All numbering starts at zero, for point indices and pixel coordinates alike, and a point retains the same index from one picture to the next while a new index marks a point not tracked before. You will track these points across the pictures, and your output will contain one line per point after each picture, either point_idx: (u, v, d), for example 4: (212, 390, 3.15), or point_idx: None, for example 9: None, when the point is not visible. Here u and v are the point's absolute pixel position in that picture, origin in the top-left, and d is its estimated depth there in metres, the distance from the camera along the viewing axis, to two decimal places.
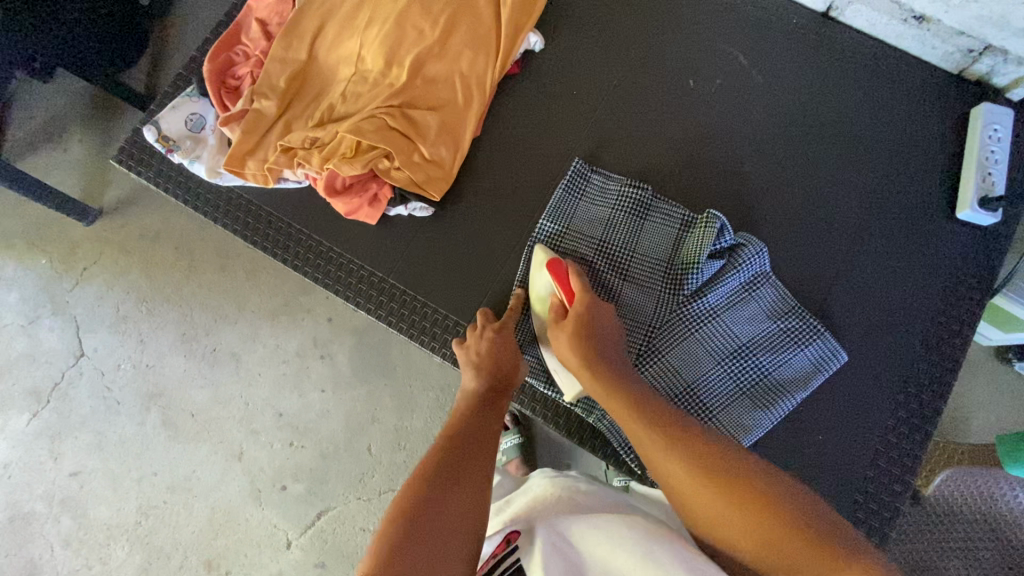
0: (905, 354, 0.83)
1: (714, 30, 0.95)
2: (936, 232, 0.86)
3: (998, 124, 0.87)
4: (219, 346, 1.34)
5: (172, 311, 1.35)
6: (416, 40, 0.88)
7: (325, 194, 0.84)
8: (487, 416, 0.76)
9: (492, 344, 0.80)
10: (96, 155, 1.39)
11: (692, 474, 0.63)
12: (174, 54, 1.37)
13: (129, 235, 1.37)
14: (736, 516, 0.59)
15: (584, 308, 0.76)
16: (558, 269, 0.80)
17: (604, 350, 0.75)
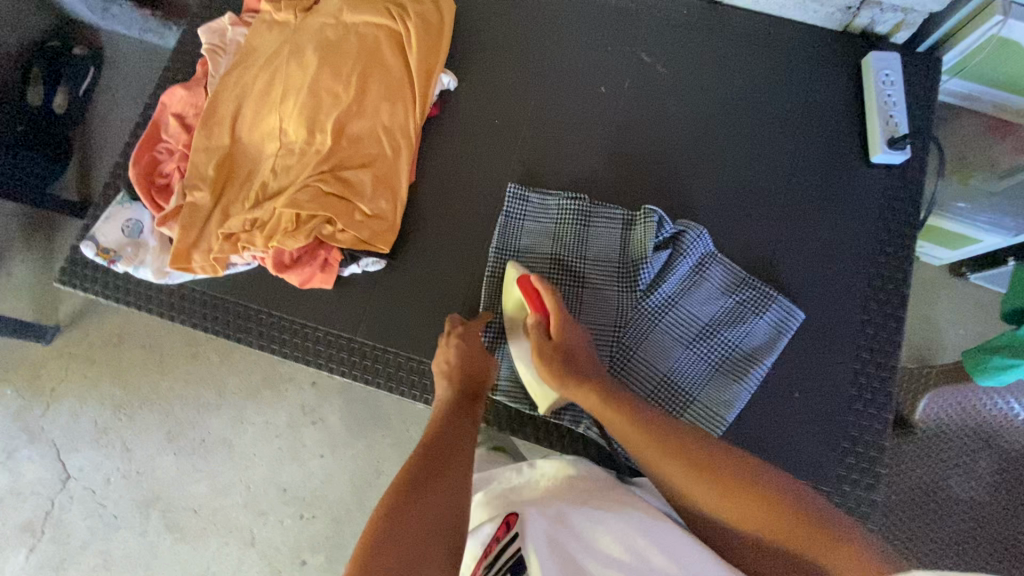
0: (856, 298, 0.87)
1: (613, 34, 0.99)
2: (857, 179, 0.92)
3: (888, 70, 0.93)
4: (206, 435, 1.32)
5: (152, 411, 1.33)
6: (333, 104, 0.90)
7: (276, 271, 0.85)
8: (465, 422, 0.76)
9: (460, 348, 0.80)
10: (43, 273, 1.37)
11: (691, 487, 0.67)
12: (100, 156, 1.36)
13: (92, 346, 1.35)
14: (736, 505, 0.64)
15: (565, 335, 0.79)
16: (529, 286, 0.82)
17: (592, 370, 0.77)
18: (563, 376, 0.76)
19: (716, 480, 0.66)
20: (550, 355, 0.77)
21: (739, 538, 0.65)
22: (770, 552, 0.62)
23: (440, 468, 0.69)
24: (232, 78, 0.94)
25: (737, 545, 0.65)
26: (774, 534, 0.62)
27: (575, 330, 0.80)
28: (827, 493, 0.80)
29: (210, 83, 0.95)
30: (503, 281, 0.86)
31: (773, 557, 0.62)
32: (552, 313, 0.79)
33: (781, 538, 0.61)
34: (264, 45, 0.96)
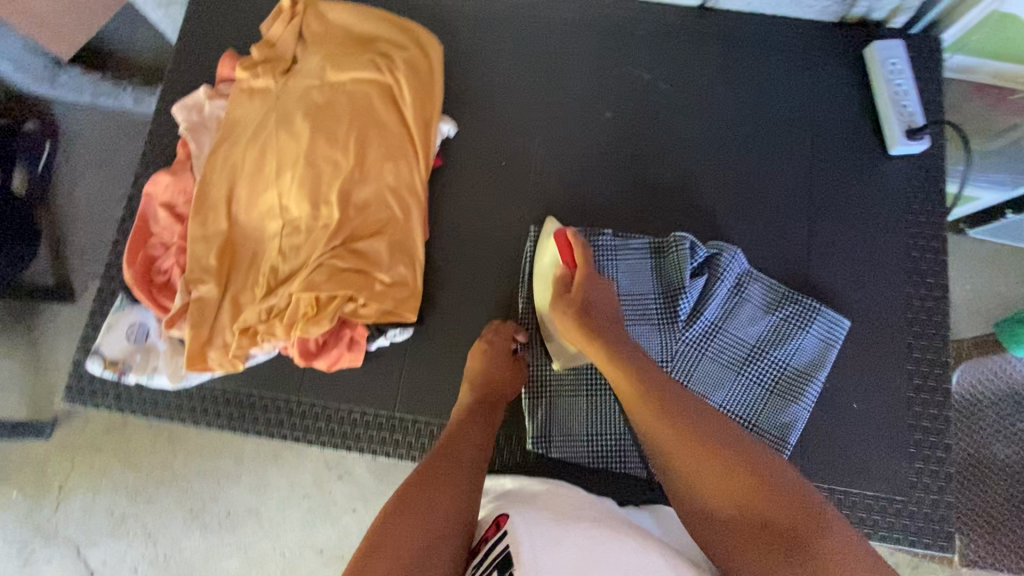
0: (897, 297, 0.86)
1: (608, 55, 0.96)
2: (879, 174, 0.90)
3: (895, 58, 0.91)
4: (232, 506, 1.24)
5: (171, 491, 1.24)
6: (333, 172, 0.85)
7: (303, 360, 0.80)
8: (485, 428, 0.73)
9: (481, 359, 0.80)
10: (31, 366, 1.28)
11: (688, 447, 0.59)
12: (72, 233, 1.26)
13: (96, 433, 1.26)
14: (729, 483, 0.56)
15: (584, 291, 0.77)
16: (564, 240, 0.82)
17: (603, 329, 0.73)
18: (574, 323, 0.74)
19: (731, 467, 0.56)
20: (565, 304, 0.75)
21: (723, 544, 0.55)
22: (755, 550, 0.52)
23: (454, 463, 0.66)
24: (219, 156, 0.88)
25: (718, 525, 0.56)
26: (761, 540, 0.53)
27: (597, 286, 0.78)
28: (900, 502, 0.79)
29: (197, 165, 0.89)
30: (537, 248, 0.87)
31: (758, 553, 0.52)
32: (580, 265, 0.78)
33: (775, 533, 0.52)
34: (249, 116, 0.90)
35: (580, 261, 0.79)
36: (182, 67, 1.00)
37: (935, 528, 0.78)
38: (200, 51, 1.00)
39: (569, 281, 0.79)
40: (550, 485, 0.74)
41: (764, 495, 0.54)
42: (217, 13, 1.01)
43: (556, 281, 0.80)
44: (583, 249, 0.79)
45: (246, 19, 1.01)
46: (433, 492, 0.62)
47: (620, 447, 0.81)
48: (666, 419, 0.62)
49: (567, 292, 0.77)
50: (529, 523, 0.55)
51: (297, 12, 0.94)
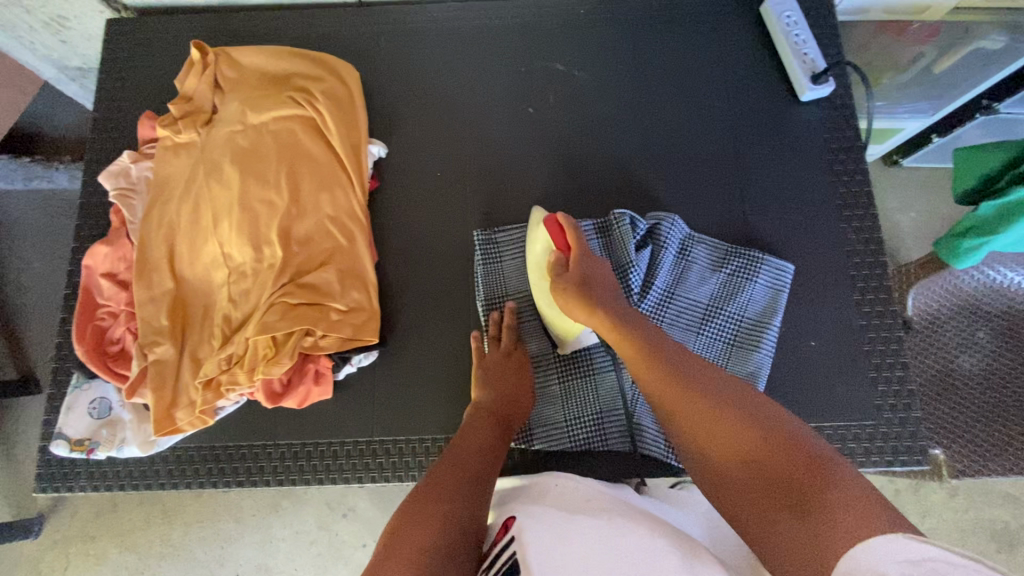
0: (833, 234, 0.89)
1: (521, 52, 0.98)
2: (795, 121, 0.94)
3: (788, 10, 0.95)
4: (240, 567, 1.21)
5: (174, 564, 1.21)
6: (270, 212, 0.86)
7: (271, 403, 0.80)
8: (496, 440, 0.74)
9: (493, 370, 0.81)
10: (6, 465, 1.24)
11: (698, 417, 0.61)
12: (27, 322, 1.24)
13: (88, 520, 1.22)
14: (736, 439, 0.57)
15: (582, 266, 0.78)
16: (555, 223, 0.82)
17: (602, 299, 0.76)
18: (577, 304, 0.75)
19: (743, 426, 0.57)
20: (563, 283, 0.77)
21: (741, 493, 0.54)
22: (760, 494, 0.52)
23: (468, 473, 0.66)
24: (154, 216, 0.88)
25: (731, 476, 0.55)
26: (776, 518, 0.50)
27: (593, 263, 0.80)
28: (872, 426, 0.82)
29: (133, 229, 0.88)
30: (526, 235, 0.87)
31: (763, 500, 0.52)
32: (575, 247, 0.80)
33: (784, 478, 0.51)
34: (177, 172, 0.90)
35: (574, 244, 0.80)
36: (104, 135, 0.99)
37: (908, 444, 0.81)
38: (120, 117, 1.00)
39: (565, 262, 0.80)
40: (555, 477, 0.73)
41: (774, 447, 0.54)
42: (130, 78, 1.01)
43: (551, 263, 0.80)
44: (576, 232, 0.81)
45: (161, 80, 1.01)
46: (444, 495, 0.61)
47: (599, 428, 0.83)
48: (691, 397, 0.62)
49: (565, 270, 0.78)
50: (537, 535, 0.56)
51: (209, 62, 0.94)
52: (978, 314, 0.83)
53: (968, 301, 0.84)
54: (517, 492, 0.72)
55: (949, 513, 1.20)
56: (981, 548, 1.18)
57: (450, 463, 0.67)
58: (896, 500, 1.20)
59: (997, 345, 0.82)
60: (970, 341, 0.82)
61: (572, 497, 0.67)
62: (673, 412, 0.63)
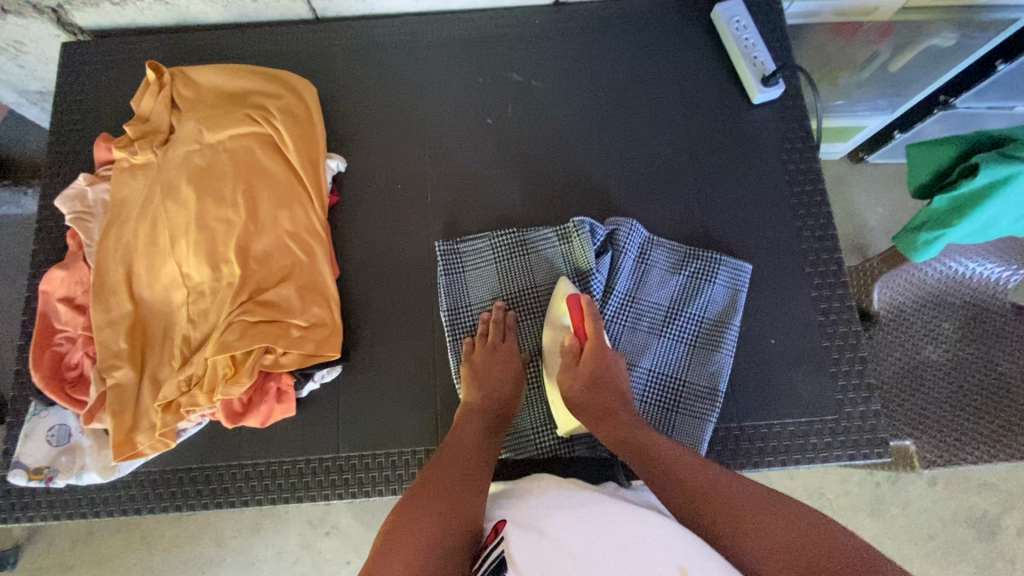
0: (790, 232, 0.91)
1: (479, 64, 0.99)
2: (749, 123, 0.95)
3: (738, 15, 0.97)
4: None
5: None
6: (228, 231, 0.85)
7: (231, 422, 0.79)
8: (489, 438, 0.76)
9: (484, 362, 0.82)
10: None
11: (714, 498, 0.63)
12: None
13: (65, 549, 1.20)
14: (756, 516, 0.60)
15: (593, 359, 0.79)
16: (578, 305, 0.82)
17: (614, 404, 0.77)
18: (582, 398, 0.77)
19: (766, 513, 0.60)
20: (572, 378, 0.79)
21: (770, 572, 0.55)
22: (786, 565, 0.55)
23: (456, 471, 0.70)
24: (110, 239, 0.87)
25: (753, 554, 0.57)
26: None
27: (609, 357, 0.80)
28: (834, 421, 0.83)
29: (89, 252, 0.88)
30: (549, 308, 0.86)
31: (792, 569, 0.54)
32: (590, 337, 0.80)
33: (812, 555, 0.55)
34: (133, 193, 0.90)
35: (593, 336, 0.80)
36: (60, 159, 0.98)
37: (869, 438, 0.82)
38: (77, 140, 0.99)
39: (579, 351, 0.81)
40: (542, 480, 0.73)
41: (809, 538, 0.56)
42: (87, 100, 1.01)
43: (565, 351, 0.82)
44: (597, 319, 0.81)
45: (118, 102, 1.01)
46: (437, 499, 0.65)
47: (563, 434, 0.83)
48: (718, 501, 0.63)
49: (578, 364, 0.80)
50: (522, 538, 0.58)
51: (165, 82, 0.94)
52: (942, 305, 0.87)
53: (930, 292, 0.87)
54: (508, 490, 0.73)
55: (929, 504, 1.21)
56: (962, 537, 1.19)
57: (448, 471, 0.70)
58: (877, 493, 1.21)
59: (962, 336, 0.85)
60: (932, 331, 0.86)
61: (558, 492, 0.68)
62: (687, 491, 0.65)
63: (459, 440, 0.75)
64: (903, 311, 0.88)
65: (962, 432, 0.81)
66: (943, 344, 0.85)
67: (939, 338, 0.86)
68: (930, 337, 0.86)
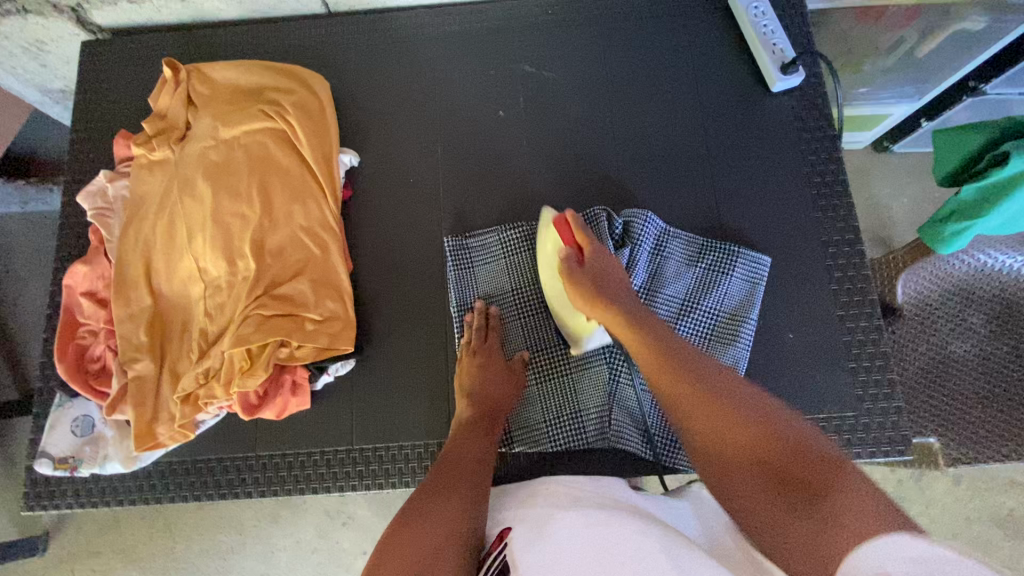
0: (809, 224, 0.89)
1: (490, 55, 0.99)
2: (767, 111, 0.93)
3: (755, 2, 0.95)
4: None
5: None
6: (244, 226, 0.86)
7: (248, 415, 0.80)
8: (483, 443, 0.76)
9: (474, 365, 0.81)
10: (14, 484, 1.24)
11: (720, 448, 0.60)
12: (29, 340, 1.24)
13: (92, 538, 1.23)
14: (756, 446, 0.57)
15: (595, 261, 0.79)
16: (563, 223, 0.83)
17: (613, 292, 0.77)
18: (596, 296, 0.76)
19: (765, 456, 0.56)
20: (575, 278, 0.78)
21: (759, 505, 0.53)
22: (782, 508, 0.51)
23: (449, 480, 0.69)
24: (130, 234, 0.89)
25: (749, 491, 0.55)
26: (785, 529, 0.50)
27: (606, 259, 0.80)
28: (854, 417, 0.81)
29: (110, 247, 0.89)
30: (539, 236, 0.87)
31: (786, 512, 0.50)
32: (584, 244, 0.81)
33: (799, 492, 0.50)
34: (152, 190, 0.91)
35: (584, 244, 0.81)
36: (81, 156, 1.00)
37: (891, 435, 0.80)
38: (97, 137, 1.01)
39: (577, 258, 0.81)
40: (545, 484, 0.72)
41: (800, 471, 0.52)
42: (107, 98, 1.03)
43: (563, 260, 0.81)
44: (585, 230, 0.82)
45: (136, 100, 1.03)
46: (439, 505, 0.65)
47: (576, 428, 0.82)
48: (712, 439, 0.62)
49: (578, 267, 0.79)
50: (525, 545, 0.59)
51: (181, 79, 0.95)
52: (973, 298, 0.82)
53: (960, 283, 0.82)
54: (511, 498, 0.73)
55: (953, 501, 1.18)
56: (987, 535, 1.16)
57: (439, 478, 0.70)
58: (898, 490, 1.19)
59: (993, 330, 0.81)
60: (962, 324, 0.81)
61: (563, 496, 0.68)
62: (703, 442, 0.62)
63: (462, 450, 0.74)
64: (929, 306, 0.82)
65: (993, 431, 0.77)
66: (971, 337, 0.80)
67: (968, 332, 0.81)
68: (958, 331, 0.81)
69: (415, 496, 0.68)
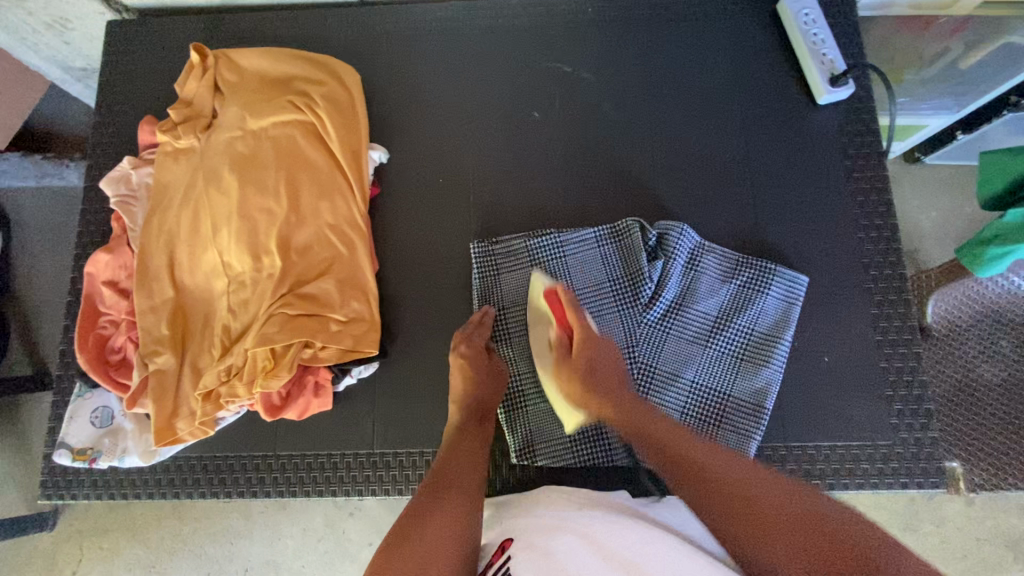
0: (850, 243, 0.86)
1: (526, 52, 0.95)
2: (812, 124, 0.90)
3: (807, 8, 0.91)
4: (249, 564, 1.17)
5: (184, 558, 1.17)
6: (270, 222, 0.84)
7: (270, 415, 0.79)
8: (476, 447, 0.75)
9: (469, 364, 0.80)
10: (20, 457, 1.19)
11: (757, 531, 0.58)
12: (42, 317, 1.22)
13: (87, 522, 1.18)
14: (795, 529, 0.56)
15: (586, 352, 0.76)
16: (555, 297, 0.80)
17: (607, 390, 0.75)
18: (587, 393, 0.75)
19: (812, 535, 0.55)
20: (572, 377, 0.75)
21: None
22: None
23: (444, 488, 0.68)
24: (154, 223, 0.87)
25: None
26: None
27: (600, 347, 0.77)
28: (887, 446, 0.79)
29: (133, 236, 0.87)
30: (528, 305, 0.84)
31: None
32: (576, 328, 0.77)
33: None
34: (176, 178, 0.89)
35: (575, 324, 0.77)
36: (105, 139, 0.98)
37: (924, 465, 0.78)
38: (121, 121, 0.99)
39: (567, 345, 0.78)
40: (548, 494, 0.72)
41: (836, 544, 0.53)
42: (133, 80, 1.01)
43: (556, 346, 0.79)
44: (575, 306, 0.78)
45: (161, 83, 1.00)
46: (433, 516, 0.64)
47: (604, 443, 0.80)
48: (748, 529, 0.58)
49: (569, 356, 0.77)
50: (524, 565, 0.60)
51: (208, 65, 0.92)
52: (1003, 322, 0.78)
53: (995, 308, 0.79)
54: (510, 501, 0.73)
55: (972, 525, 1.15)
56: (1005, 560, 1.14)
57: (431, 485, 0.69)
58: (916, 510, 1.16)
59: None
60: (992, 351, 0.78)
61: (563, 510, 0.68)
62: (731, 531, 0.59)
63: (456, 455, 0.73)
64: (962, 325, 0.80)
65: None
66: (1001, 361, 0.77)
67: (996, 356, 0.78)
68: (984, 355, 0.78)
69: (408, 507, 0.67)
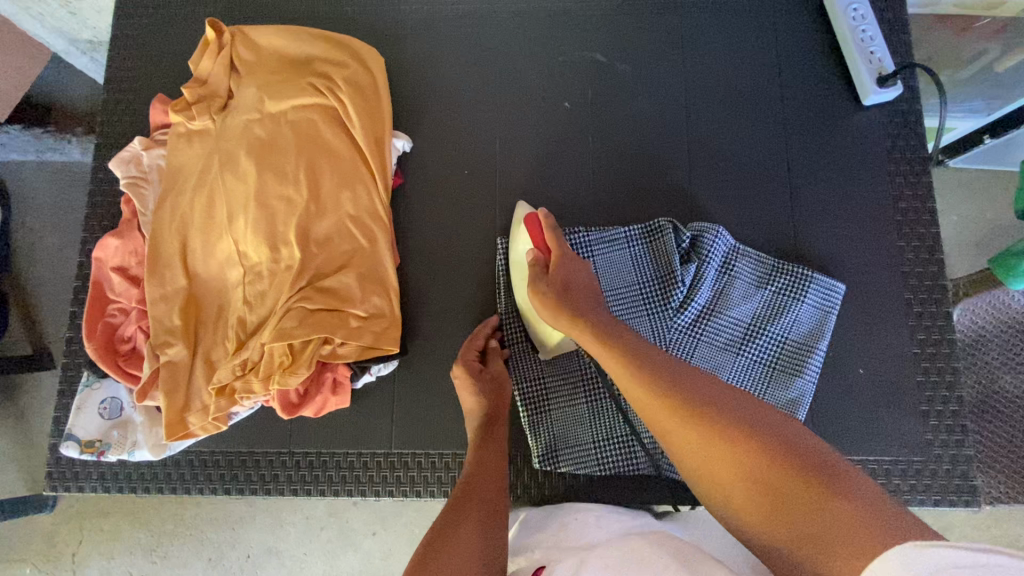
0: (889, 252, 0.83)
1: (559, 39, 0.91)
2: (855, 126, 0.86)
3: (856, 3, 0.87)
4: (251, 549, 1.13)
5: (186, 543, 1.14)
6: (288, 211, 0.81)
7: (287, 414, 0.76)
8: (494, 452, 0.71)
9: (477, 373, 0.76)
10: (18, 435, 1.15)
11: (690, 421, 0.56)
12: (46, 295, 1.17)
13: (84, 503, 1.14)
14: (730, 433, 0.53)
15: (561, 270, 0.73)
16: (534, 224, 0.77)
17: (580, 301, 0.71)
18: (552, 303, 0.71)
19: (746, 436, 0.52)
20: (541, 287, 0.72)
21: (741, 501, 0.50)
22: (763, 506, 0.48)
23: (471, 498, 0.63)
24: (166, 208, 0.83)
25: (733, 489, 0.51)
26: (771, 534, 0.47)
27: (575, 265, 0.74)
28: (920, 462, 0.77)
29: (144, 222, 0.84)
30: (509, 236, 0.83)
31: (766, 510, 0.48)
32: (553, 249, 0.75)
33: (783, 486, 0.48)
34: (189, 162, 0.85)
35: (551, 244, 0.75)
36: (114, 117, 0.94)
37: (958, 483, 0.76)
38: (132, 98, 0.94)
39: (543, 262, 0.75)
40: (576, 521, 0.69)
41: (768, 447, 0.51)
42: (144, 55, 0.96)
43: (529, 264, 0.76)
44: (557, 232, 0.76)
45: (173, 60, 0.96)
46: (462, 527, 0.59)
47: (630, 453, 0.78)
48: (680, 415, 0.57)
49: (545, 273, 0.74)
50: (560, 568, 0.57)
51: (225, 43, 0.88)
52: None
53: (1019, 318, 0.79)
54: (537, 534, 0.69)
55: None
56: None
57: (456, 497, 0.64)
58: None
59: None
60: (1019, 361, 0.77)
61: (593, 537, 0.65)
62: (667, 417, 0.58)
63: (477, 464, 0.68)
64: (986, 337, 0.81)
65: None
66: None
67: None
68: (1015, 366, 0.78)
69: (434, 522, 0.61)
